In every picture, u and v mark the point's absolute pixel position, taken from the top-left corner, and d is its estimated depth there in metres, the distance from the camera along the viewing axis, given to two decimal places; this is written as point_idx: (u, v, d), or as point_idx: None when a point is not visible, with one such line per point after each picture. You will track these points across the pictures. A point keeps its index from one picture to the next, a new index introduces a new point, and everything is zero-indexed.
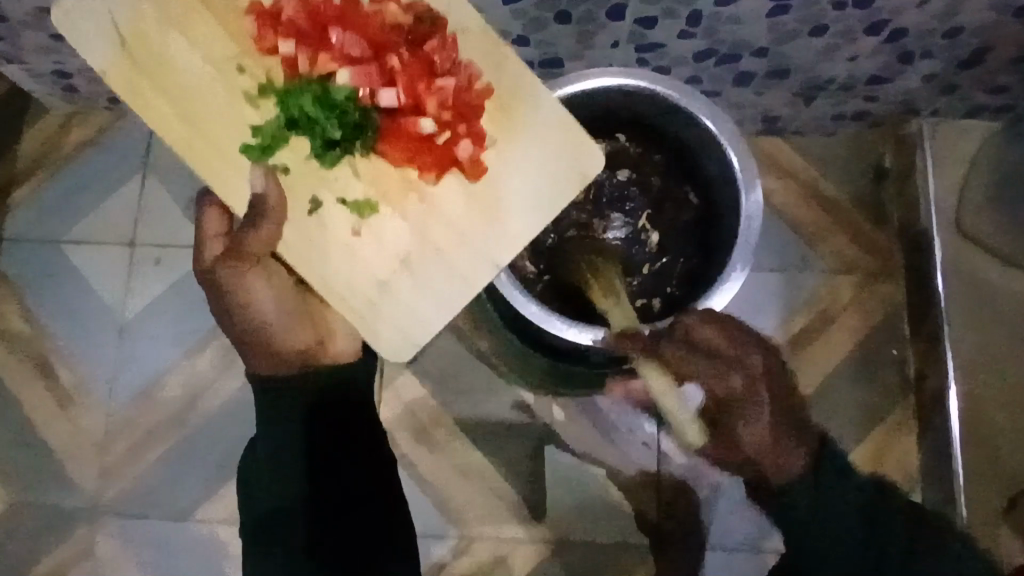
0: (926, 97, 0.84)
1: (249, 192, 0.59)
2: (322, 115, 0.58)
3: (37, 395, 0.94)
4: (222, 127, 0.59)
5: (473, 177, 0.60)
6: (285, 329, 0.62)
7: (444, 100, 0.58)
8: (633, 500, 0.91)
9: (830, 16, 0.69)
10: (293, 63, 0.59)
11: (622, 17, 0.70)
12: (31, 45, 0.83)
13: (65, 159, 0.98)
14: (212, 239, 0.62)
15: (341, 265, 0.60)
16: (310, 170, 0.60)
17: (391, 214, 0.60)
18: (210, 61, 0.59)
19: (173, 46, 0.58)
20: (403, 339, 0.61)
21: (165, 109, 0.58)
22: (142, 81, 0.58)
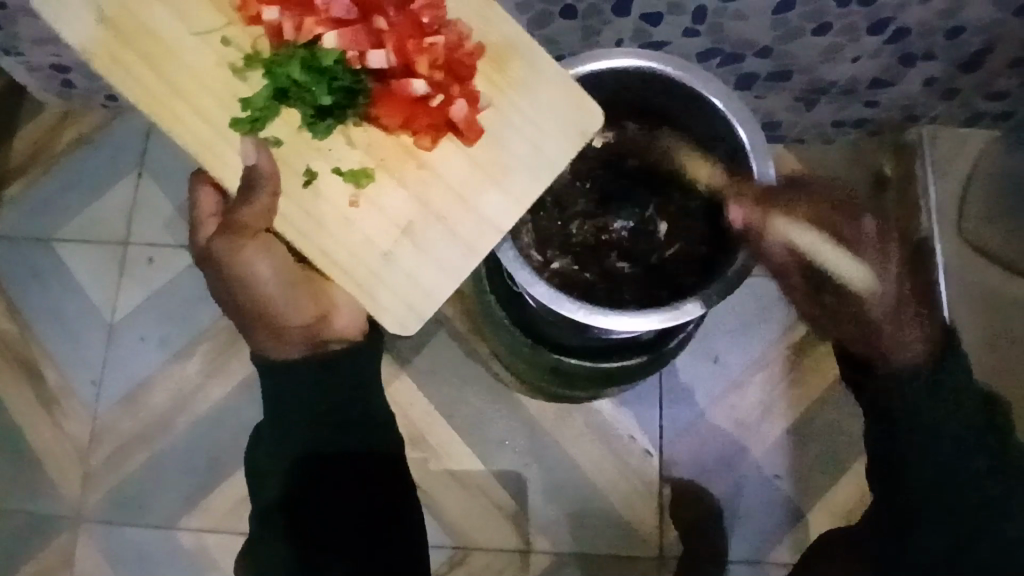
0: (927, 102, 0.85)
1: (241, 164, 0.55)
2: (311, 82, 0.55)
3: (21, 396, 0.91)
4: (204, 98, 0.55)
5: (470, 140, 0.57)
6: (286, 303, 0.58)
7: (437, 59, 0.55)
8: (634, 510, 0.88)
9: (834, 13, 0.69)
10: (278, 30, 0.56)
11: (628, 12, 0.71)
12: (31, 36, 0.82)
13: (58, 157, 0.96)
14: (205, 219, 0.59)
15: (337, 236, 0.56)
16: (303, 141, 0.56)
17: (391, 183, 0.57)
18: (194, 32, 0.55)
19: (155, 16, 0.55)
20: (406, 311, 0.57)
21: (146, 83, 0.55)
22: (124, 55, 0.55)
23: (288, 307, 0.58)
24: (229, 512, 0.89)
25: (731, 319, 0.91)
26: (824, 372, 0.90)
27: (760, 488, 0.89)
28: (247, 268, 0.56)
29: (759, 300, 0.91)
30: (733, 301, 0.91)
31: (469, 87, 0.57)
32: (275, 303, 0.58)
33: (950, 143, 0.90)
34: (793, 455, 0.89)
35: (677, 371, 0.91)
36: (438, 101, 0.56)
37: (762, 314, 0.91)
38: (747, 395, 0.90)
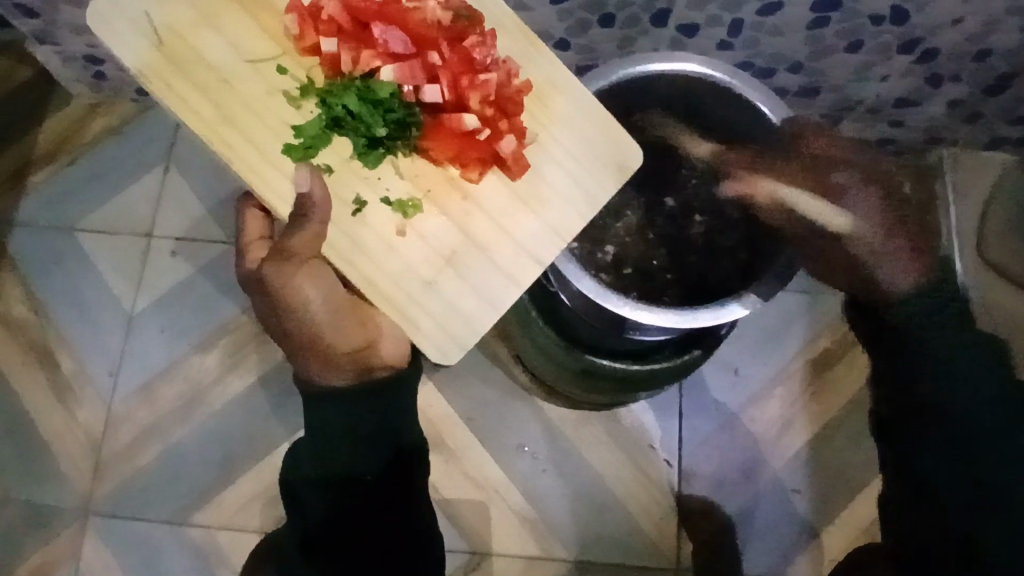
0: (950, 125, 0.87)
1: (293, 192, 0.52)
2: (366, 112, 0.53)
3: (35, 383, 0.90)
4: (253, 118, 0.53)
5: (515, 174, 0.56)
6: (336, 332, 0.55)
7: (488, 95, 0.53)
8: (653, 523, 0.88)
9: (868, 31, 0.71)
10: (335, 61, 0.53)
11: (666, 23, 0.73)
12: (68, 24, 0.83)
13: (84, 147, 0.96)
14: (254, 242, 0.58)
15: (382, 264, 0.54)
16: (353, 170, 0.54)
17: (437, 216, 0.55)
18: (248, 59, 0.53)
19: (207, 37, 0.53)
20: (445, 342, 0.55)
21: (198, 110, 0.52)
22: (169, 69, 0.52)
23: (336, 334, 0.55)
24: (241, 508, 0.88)
25: (743, 331, 0.92)
26: (849, 388, 0.91)
27: (778, 503, 0.88)
28: (293, 294, 0.53)
29: (784, 313, 0.92)
30: (754, 314, 0.92)
31: (517, 120, 0.55)
32: (322, 331, 0.55)
33: (971, 168, 0.92)
34: (811, 469, 0.89)
35: (700, 381, 0.91)
36: (488, 138, 0.54)
37: (779, 329, 0.92)
38: (768, 409, 0.90)
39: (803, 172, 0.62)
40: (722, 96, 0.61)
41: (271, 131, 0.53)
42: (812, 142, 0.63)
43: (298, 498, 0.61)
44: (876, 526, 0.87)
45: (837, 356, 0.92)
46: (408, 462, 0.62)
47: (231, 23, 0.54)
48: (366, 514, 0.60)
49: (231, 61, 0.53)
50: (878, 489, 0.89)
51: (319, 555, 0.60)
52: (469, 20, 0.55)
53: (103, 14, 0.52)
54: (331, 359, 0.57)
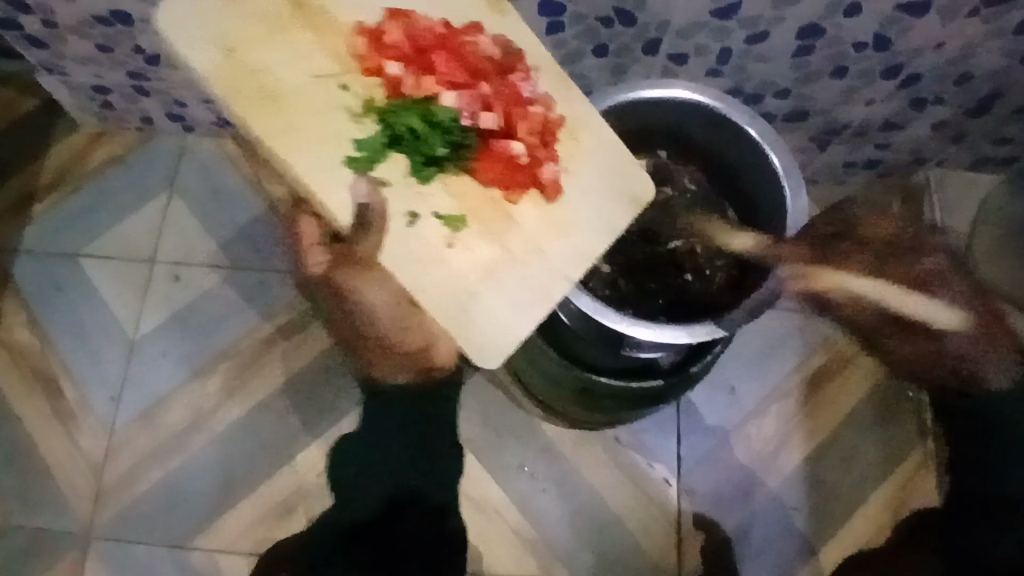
0: (936, 147, 0.89)
1: (350, 201, 0.55)
2: (427, 133, 0.56)
3: (36, 410, 0.91)
4: (314, 127, 0.56)
5: (550, 198, 0.58)
6: (399, 333, 0.60)
7: (534, 126, 0.59)
8: (652, 541, 0.88)
9: (852, 57, 0.74)
10: (397, 84, 0.57)
11: (656, 52, 0.76)
12: (73, 55, 0.85)
13: (88, 176, 0.98)
14: (310, 247, 0.60)
15: (430, 274, 0.56)
16: (408, 186, 0.56)
17: (480, 233, 0.57)
18: (314, 74, 0.57)
19: (277, 52, 0.56)
20: (486, 351, 0.56)
21: (263, 116, 0.55)
22: (235, 75, 0.55)
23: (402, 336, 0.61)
24: (243, 532, 0.88)
25: (739, 349, 0.93)
26: (845, 404, 0.92)
27: (776, 521, 0.89)
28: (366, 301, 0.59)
29: (778, 331, 0.94)
30: (750, 333, 0.94)
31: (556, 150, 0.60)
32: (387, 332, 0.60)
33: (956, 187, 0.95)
34: (810, 485, 0.90)
35: (697, 401, 0.92)
36: (530, 163, 0.58)
37: (773, 347, 0.93)
38: (765, 426, 0.91)
39: (871, 257, 0.62)
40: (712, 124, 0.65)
41: (328, 143, 0.55)
42: (876, 230, 0.64)
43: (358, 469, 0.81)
44: (874, 542, 0.88)
45: (832, 374, 0.93)
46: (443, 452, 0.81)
47: (299, 41, 0.57)
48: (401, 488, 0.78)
49: (294, 73, 0.56)
50: (876, 505, 0.89)
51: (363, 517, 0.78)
52: (518, 55, 0.60)
53: (177, 20, 0.56)
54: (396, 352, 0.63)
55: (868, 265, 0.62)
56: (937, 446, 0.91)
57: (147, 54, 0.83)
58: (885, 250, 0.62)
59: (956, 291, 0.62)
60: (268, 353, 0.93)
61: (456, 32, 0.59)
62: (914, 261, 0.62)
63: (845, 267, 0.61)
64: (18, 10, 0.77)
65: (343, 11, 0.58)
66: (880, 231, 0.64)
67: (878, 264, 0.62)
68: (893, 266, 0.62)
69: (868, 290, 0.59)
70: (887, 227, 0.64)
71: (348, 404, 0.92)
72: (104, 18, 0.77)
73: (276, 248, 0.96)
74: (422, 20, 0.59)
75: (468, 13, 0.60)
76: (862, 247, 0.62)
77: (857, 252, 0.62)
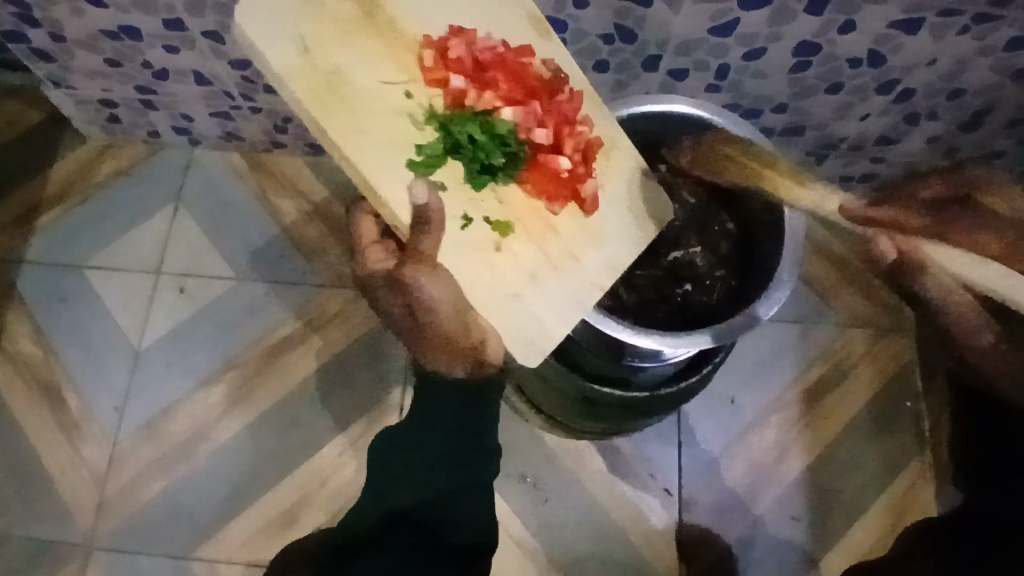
0: (929, 161, 0.91)
1: (409, 201, 0.55)
2: (486, 143, 0.57)
3: (41, 420, 0.91)
4: (378, 127, 0.56)
5: (588, 212, 0.61)
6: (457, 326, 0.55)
7: (580, 144, 0.59)
8: (653, 551, 0.89)
9: (846, 73, 0.76)
10: (459, 96, 0.58)
11: (656, 68, 0.77)
12: (81, 69, 0.86)
13: (94, 188, 1.00)
14: (368, 245, 0.60)
15: (482, 274, 0.57)
16: (462, 192, 0.58)
17: (526, 239, 0.59)
18: (381, 79, 0.57)
19: (349, 53, 0.56)
20: (530, 350, 0.58)
21: (332, 113, 0.55)
22: (306, 69, 0.55)
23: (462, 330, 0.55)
24: (246, 542, 0.88)
25: (738, 360, 0.94)
26: (845, 415, 0.93)
27: (778, 531, 0.90)
28: (418, 292, 0.54)
29: (775, 344, 0.95)
30: (750, 343, 0.95)
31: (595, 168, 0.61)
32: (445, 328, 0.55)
33: None
34: (811, 495, 0.91)
35: (697, 413, 0.93)
36: (571, 179, 0.60)
37: (773, 359, 0.95)
38: (765, 436, 0.92)
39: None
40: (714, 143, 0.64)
41: (393, 143, 0.56)
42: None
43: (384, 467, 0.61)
44: (875, 552, 0.88)
45: (830, 385, 0.94)
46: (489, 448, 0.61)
47: (370, 44, 0.57)
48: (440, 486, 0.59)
49: (363, 74, 0.56)
50: (877, 515, 0.90)
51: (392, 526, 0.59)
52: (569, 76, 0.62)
53: (253, 9, 0.55)
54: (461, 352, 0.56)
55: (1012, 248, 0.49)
56: (937, 456, 0.91)
57: (154, 68, 0.85)
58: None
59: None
60: (273, 363, 0.94)
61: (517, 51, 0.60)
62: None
63: (972, 247, 0.50)
64: (29, 24, 0.78)
65: (411, 23, 0.59)
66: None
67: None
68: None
69: (969, 279, 0.49)
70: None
71: (351, 414, 0.92)
72: (114, 33, 0.79)
73: (280, 260, 0.98)
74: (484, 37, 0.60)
75: (521, 31, 0.61)
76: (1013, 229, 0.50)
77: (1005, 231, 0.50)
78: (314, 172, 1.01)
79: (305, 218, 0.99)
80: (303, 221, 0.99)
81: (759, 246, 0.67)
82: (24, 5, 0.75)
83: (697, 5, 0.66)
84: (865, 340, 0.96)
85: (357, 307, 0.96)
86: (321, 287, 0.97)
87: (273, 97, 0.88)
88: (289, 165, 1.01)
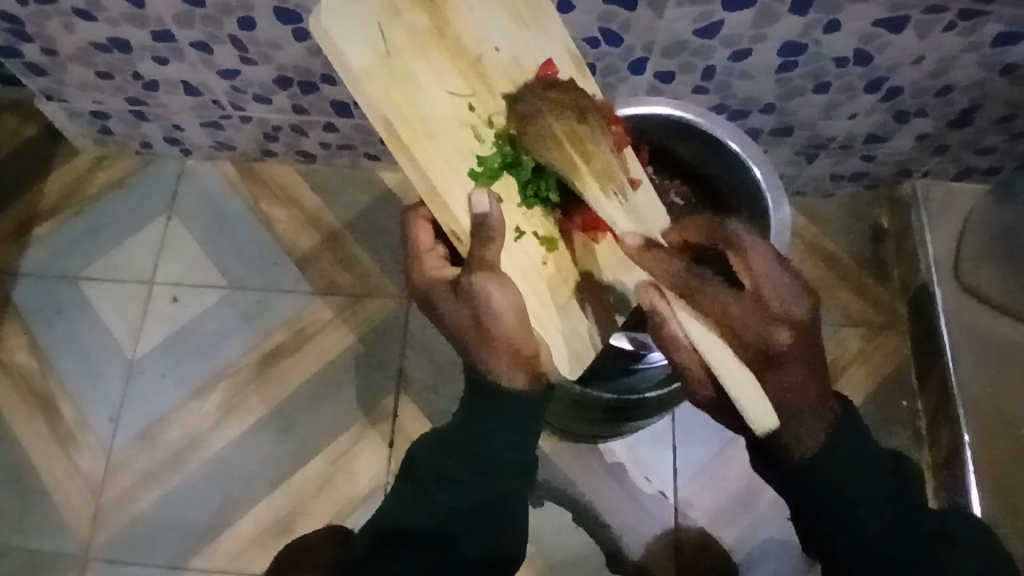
0: (919, 158, 0.91)
1: (469, 212, 0.55)
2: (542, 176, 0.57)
3: (37, 431, 0.91)
4: (445, 139, 0.55)
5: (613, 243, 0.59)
6: (520, 335, 0.57)
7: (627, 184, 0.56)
8: (648, 555, 0.88)
9: (833, 72, 0.76)
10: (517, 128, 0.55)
11: (643, 71, 0.77)
12: (74, 82, 0.87)
13: (89, 200, 1.00)
14: (425, 253, 0.61)
15: (531, 285, 0.58)
16: (515, 206, 0.58)
17: (570, 256, 0.59)
18: (448, 91, 0.55)
19: (422, 59, 0.54)
20: (572, 359, 0.59)
21: (401, 117, 0.54)
22: (383, 73, 0.53)
23: (526, 338, 0.57)
24: (239, 552, 0.88)
25: None
26: None
27: (775, 534, 0.89)
28: (484, 302, 0.55)
29: None
30: None
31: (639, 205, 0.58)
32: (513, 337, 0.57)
33: (944, 199, 0.95)
34: None
35: (692, 412, 0.92)
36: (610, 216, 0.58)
37: None
38: None
39: (729, 308, 0.50)
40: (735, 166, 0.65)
41: (460, 156, 0.55)
42: (773, 302, 0.49)
43: (408, 481, 0.66)
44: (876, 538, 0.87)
45: None
46: (512, 460, 0.64)
47: (442, 52, 0.55)
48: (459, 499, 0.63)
49: (437, 84, 0.55)
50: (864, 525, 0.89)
51: (403, 536, 0.64)
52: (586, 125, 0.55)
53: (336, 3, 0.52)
54: (520, 361, 0.58)
55: (725, 318, 0.50)
56: (934, 456, 0.91)
57: (144, 80, 0.85)
58: (754, 312, 0.49)
59: (823, 419, 0.52)
60: (265, 371, 0.94)
61: (562, 119, 0.55)
62: (766, 339, 0.49)
63: (696, 307, 0.51)
64: (21, 39, 0.79)
65: (482, 33, 0.55)
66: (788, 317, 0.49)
67: (735, 322, 0.49)
68: (744, 342, 0.49)
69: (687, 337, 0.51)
70: (783, 303, 0.49)
71: (344, 421, 0.92)
72: (103, 47, 0.79)
73: (273, 269, 0.98)
74: (535, 106, 0.55)
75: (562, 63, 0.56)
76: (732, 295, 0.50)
77: (730, 295, 0.50)
78: (306, 180, 1.01)
79: (297, 226, 0.99)
80: (295, 229, 0.99)
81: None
82: (16, 20, 0.76)
83: (682, 7, 0.67)
84: (859, 339, 0.96)
85: (349, 315, 0.96)
86: (313, 296, 0.97)
87: (262, 105, 0.88)
88: (281, 173, 1.01)
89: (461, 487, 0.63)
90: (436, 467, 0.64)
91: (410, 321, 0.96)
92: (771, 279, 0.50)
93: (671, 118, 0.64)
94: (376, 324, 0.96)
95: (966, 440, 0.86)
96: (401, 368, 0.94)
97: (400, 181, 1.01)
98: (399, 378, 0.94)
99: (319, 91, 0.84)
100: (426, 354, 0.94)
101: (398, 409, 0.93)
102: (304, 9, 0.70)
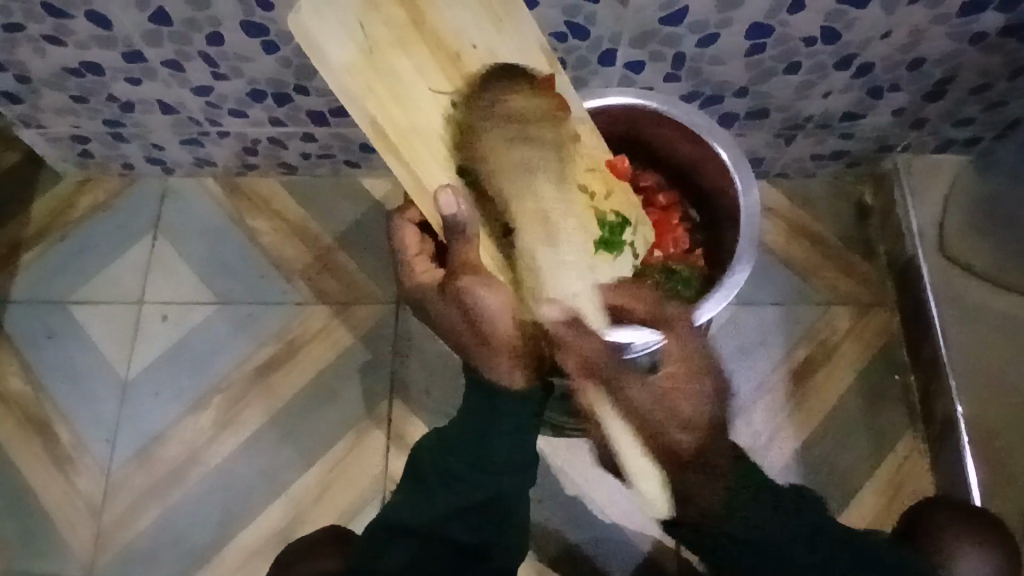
0: (898, 132, 0.90)
1: (444, 209, 0.55)
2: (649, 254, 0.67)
3: (36, 457, 0.92)
4: (430, 137, 0.55)
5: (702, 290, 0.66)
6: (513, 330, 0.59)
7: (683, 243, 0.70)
8: (649, 544, 0.89)
9: (803, 52, 0.76)
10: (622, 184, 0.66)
11: (613, 61, 0.77)
12: (49, 108, 0.87)
13: (73, 224, 1.01)
14: (411, 256, 0.62)
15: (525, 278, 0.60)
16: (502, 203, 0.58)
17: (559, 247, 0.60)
18: (431, 88, 0.55)
19: (403, 53, 0.53)
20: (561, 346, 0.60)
21: (389, 120, 0.53)
22: (370, 74, 0.52)
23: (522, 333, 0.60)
24: (242, 564, 0.89)
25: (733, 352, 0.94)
26: (830, 397, 0.93)
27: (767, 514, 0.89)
28: (478, 302, 0.58)
29: (759, 325, 0.95)
30: (734, 333, 0.95)
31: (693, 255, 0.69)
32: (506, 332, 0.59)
33: (924, 172, 0.94)
34: (803, 476, 0.90)
35: None
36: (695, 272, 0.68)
37: (759, 344, 0.94)
38: (753, 420, 0.92)
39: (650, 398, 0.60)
40: (703, 148, 0.65)
41: (446, 153, 0.56)
42: (684, 408, 0.61)
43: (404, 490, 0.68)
44: (887, 516, 0.88)
45: (817, 364, 0.94)
46: (508, 473, 0.65)
47: (422, 47, 0.53)
48: (450, 504, 0.64)
49: (421, 78, 0.54)
50: (864, 507, 0.89)
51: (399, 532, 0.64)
52: (538, 128, 0.60)
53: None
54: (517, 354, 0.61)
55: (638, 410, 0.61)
56: (929, 429, 0.91)
57: (119, 101, 0.85)
58: (664, 412, 0.60)
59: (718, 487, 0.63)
60: (257, 385, 0.95)
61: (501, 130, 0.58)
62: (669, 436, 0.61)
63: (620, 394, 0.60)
64: None
65: (458, 25, 0.54)
66: (696, 418, 0.61)
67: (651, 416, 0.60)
68: (655, 434, 0.61)
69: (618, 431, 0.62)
70: (690, 408, 0.61)
71: (338, 429, 0.93)
72: (75, 70, 0.80)
73: (262, 280, 0.98)
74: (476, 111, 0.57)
75: (535, 62, 0.58)
76: (644, 389, 0.60)
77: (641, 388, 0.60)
78: (288, 190, 1.01)
79: (283, 237, 1.00)
80: (281, 240, 1.00)
81: (721, 230, 0.67)
82: None
83: None
84: (849, 316, 0.96)
85: (340, 322, 0.96)
86: (302, 305, 0.97)
87: (238, 119, 0.89)
88: (263, 186, 1.02)
89: (452, 493, 0.65)
90: (433, 473, 0.66)
91: (400, 326, 0.96)
92: (691, 378, 0.61)
93: (633, 107, 0.65)
94: (368, 328, 0.96)
95: (960, 411, 0.87)
96: (394, 371, 0.94)
97: (383, 186, 1.01)
98: (393, 383, 0.94)
99: (293, 102, 0.84)
100: (419, 356, 0.95)
101: (392, 413, 0.93)
102: (269, 21, 0.70)
